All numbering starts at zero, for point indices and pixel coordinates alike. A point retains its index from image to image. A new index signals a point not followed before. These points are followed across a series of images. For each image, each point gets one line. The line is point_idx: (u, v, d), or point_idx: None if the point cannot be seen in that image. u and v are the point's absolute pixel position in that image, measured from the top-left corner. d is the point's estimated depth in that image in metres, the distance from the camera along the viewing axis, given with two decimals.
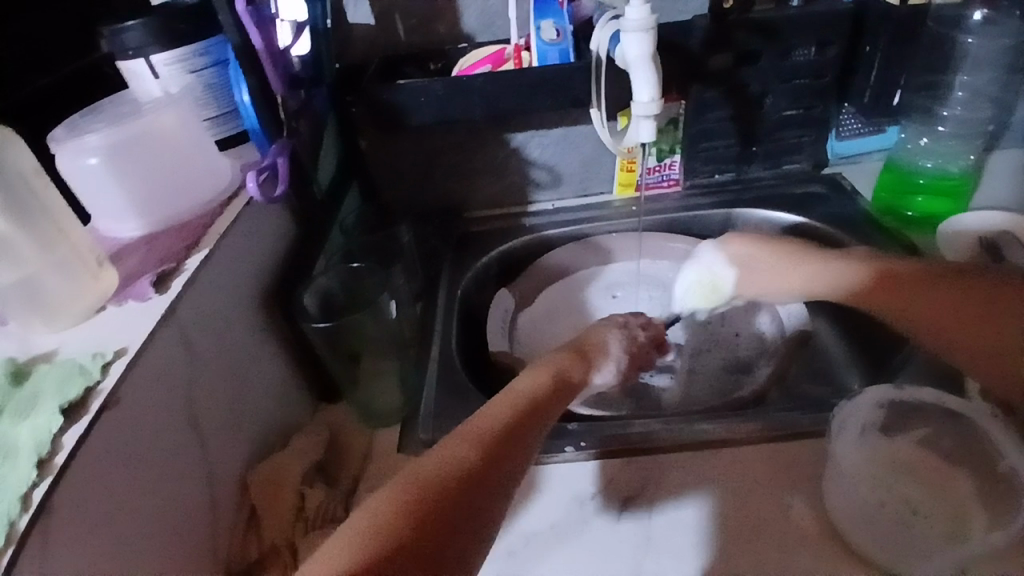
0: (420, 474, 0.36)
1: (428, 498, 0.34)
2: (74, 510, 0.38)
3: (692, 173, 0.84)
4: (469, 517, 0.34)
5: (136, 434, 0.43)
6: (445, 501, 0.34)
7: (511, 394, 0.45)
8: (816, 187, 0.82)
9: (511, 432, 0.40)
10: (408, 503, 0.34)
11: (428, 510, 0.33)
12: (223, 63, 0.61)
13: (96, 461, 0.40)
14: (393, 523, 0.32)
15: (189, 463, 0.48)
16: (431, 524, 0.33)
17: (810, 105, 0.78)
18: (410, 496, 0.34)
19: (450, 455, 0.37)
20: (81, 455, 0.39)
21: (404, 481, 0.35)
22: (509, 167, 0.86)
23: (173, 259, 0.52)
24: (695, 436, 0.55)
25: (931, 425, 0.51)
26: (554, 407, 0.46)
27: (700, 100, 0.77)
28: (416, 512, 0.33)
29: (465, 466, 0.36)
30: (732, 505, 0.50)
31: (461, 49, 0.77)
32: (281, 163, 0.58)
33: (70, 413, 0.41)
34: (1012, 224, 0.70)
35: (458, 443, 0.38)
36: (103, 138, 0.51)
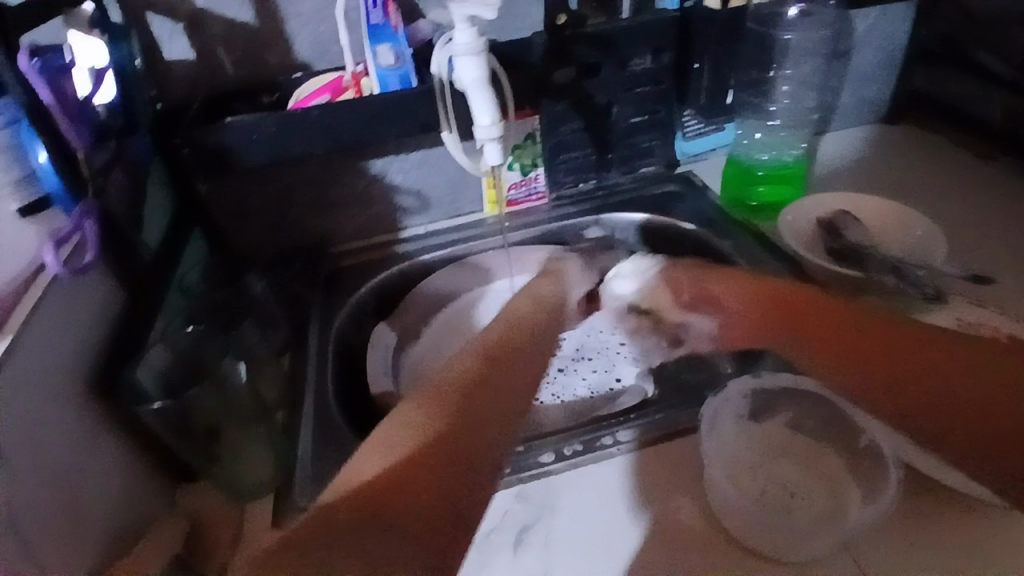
0: (428, 400, 0.46)
1: (442, 416, 0.45)
2: None
3: (556, 185, 0.85)
4: (476, 419, 0.45)
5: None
6: (429, 423, 0.44)
7: (493, 334, 0.54)
8: (671, 186, 0.85)
9: (517, 343, 0.53)
10: (417, 423, 0.44)
11: (454, 414, 0.45)
12: (18, 121, 0.49)
13: None
14: (416, 446, 0.42)
15: None
16: (450, 430, 0.44)
17: (654, 111, 0.82)
18: (422, 420, 0.45)
19: (450, 380, 0.48)
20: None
21: (418, 409, 0.46)
22: (371, 196, 0.82)
23: None
24: (580, 451, 0.54)
25: (795, 408, 0.52)
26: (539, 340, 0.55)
27: (551, 114, 0.78)
28: (426, 430, 0.44)
29: (470, 372, 0.49)
30: (624, 518, 0.50)
31: (298, 79, 0.72)
32: (89, 228, 0.52)
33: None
34: (841, 202, 0.76)
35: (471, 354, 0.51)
36: None
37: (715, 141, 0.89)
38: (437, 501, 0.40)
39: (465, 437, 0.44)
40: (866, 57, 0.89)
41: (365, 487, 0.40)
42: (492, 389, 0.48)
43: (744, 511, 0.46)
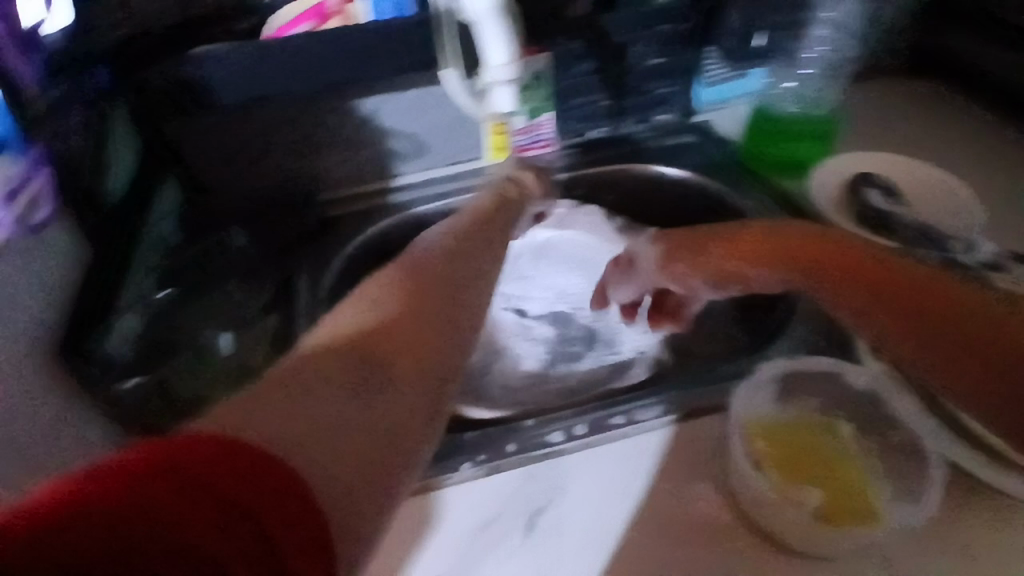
0: (316, 342, 0.33)
1: (365, 344, 0.33)
2: None
3: (565, 132, 0.77)
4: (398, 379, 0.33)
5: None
6: (344, 420, 0.29)
7: (436, 259, 0.43)
8: (689, 137, 0.79)
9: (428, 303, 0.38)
10: (266, 417, 0.27)
11: (363, 347, 0.33)
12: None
13: None
14: (314, 355, 0.32)
15: None
16: (360, 351, 0.33)
17: (675, 53, 0.75)
18: (297, 355, 0.32)
19: (376, 329, 0.34)
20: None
21: (310, 333, 0.35)
22: (362, 138, 0.71)
23: None
24: (588, 427, 0.51)
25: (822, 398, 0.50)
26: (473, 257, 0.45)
27: (563, 53, 0.71)
28: (341, 353, 0.32)
29: (394, 327, 0.35)
30: (641, 504, 0.47)
31: (276, 4, 0.65)
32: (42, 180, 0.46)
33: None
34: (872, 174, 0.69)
35: (401, 298, 0.38)
36: None
37: (736, 89, 0.82)
38: (258, 530, 0.24)
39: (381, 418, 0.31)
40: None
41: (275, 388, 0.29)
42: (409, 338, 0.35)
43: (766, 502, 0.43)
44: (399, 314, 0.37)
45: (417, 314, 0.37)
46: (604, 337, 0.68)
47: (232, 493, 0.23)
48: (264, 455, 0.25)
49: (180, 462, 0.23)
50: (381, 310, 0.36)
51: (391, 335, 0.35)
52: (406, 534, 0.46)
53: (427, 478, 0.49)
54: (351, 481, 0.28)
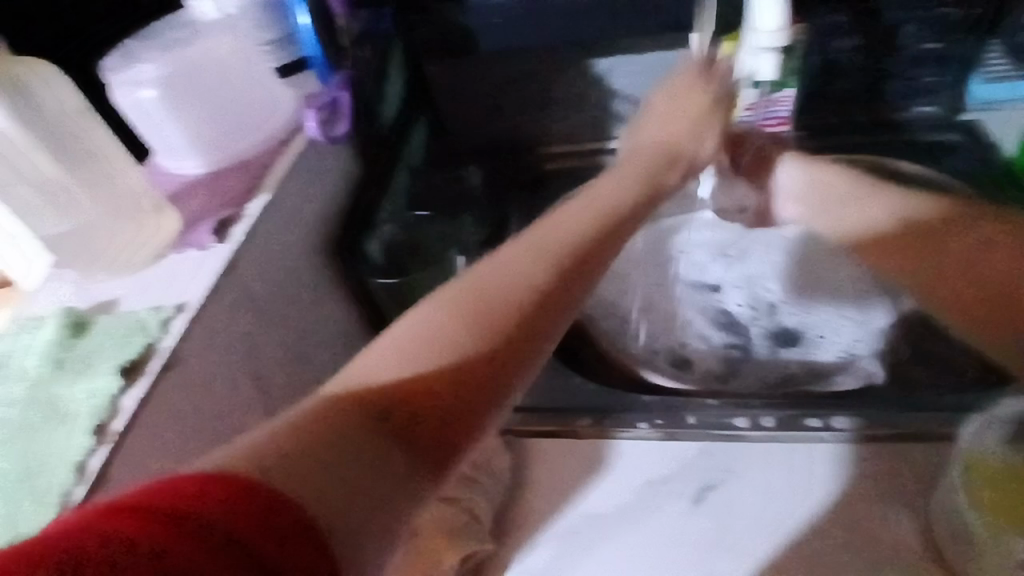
0: (348, 385, 0.34)
1: (390, 396, 0.34)
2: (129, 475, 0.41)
3: (805, 111, 0.73)
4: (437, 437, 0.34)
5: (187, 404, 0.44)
6: (357, 470, 0.30)
7: (512, 271, 0.40)
8: (952, 136, 0.71)
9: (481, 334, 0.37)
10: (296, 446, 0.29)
11: (393, 402, 0.33)
12: None
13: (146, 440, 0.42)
14: (329, 404, 0.32)
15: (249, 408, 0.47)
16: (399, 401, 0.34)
17: (958, 38, 0.66)
18: (333, 398, 0.33)
19: (407, 383, 0.34)
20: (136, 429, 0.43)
21: (346, 373, 0.35)
22: (589, 98, 0.74)
23: (232, 205, 0.54)
24: (776, 420, 0.50)
25: None
26: (570, 253, 0.41)
27: (823, 26, 0.66)
28: (364, 409, 0.32)
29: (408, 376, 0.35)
30: (822, 508, 0.46)
31: None
32: None
33: (126, 373, 0.45)
34: None
35: (451, 325, 0.37)
36: (156, 71, 0.59)
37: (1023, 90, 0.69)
38: (309, 550, 0.26)
39: (377, 493, 0.30)
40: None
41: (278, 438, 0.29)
42: (438, 395, 0.35)
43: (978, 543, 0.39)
44: (470, 352, 0.36)
45: (473, 353, 0.36)
46: (803, 337, 0.65)
47: (279, 516, 0.26)
48: (299, 488, 0.28)
49: (236, 492, 0.26)
50: (429, 355, 0.36)
51: (426, 393, 0.34)
52: (579, 471, 0.50)
53: (603, 425, 0.52)
54: (346, 520, 0.28)
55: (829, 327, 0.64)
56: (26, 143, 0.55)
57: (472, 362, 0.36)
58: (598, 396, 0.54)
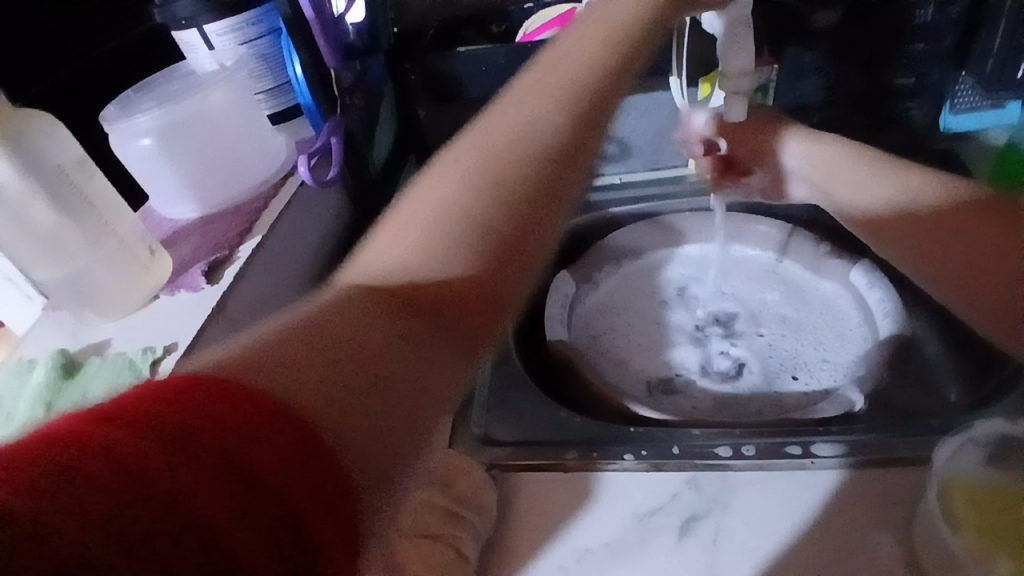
0: (358, 282, 0.34)
1: (392, 304, 0.33)
2: None
3: None
4: (433, 346, 0.32)
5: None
6: (385, 359, 0.30)
7: (509, 132, 0.42)
8: (921, 164, 0.73)
9: (488, 233, 0.38)
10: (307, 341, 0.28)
11: (371, 329, 0.30)
12: (277, 34, 0.57)
13: None
14: (316, 310, 0.31)
15: None
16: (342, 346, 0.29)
17: (923, 72, 0.69)
18: (337, 297, 0.32)
19: (415, 282, 0.35)
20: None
21: (359, 269, 0.36)
22: None
23: (224, 247, 0.50)
24: (761, 449, 0.50)
25: None
26: (569, 108, 0.44)
27: (795, 64, 0.69)
28: (376, 314, 0.31)
29: (420, 277, 0.35)
30: (807, 539, 0.45)
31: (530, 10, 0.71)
32: (334, 144, 0.56)
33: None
34: None
35: (453, 217, 0.38)
36: (152, 120, 0.51)
37: (988, 120, 0.72)
38: (311, 444, 0.24)
39: (391, 396, 0.29)
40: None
41: (273, 342, 0.28)
42: (440, 311, 0.34)
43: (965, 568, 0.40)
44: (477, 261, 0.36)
45: (490, 215, 0.38)
46: (800, 369, 0.64)
47: (274, 413, 0.24)
48: (307, 385, 0.26)
49: (193, 393, 0.23)
50: (467, 233, 0.37)
51: (437, 305, 0.34)
52: (565, 504, 0.50)
53: (592, 458, 0.53)
54: (375, 421, 0.27)
55: (822, 356, 0.65)
56: (29, 185, 0.43)
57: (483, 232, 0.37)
58: (584, 429, 0.56)
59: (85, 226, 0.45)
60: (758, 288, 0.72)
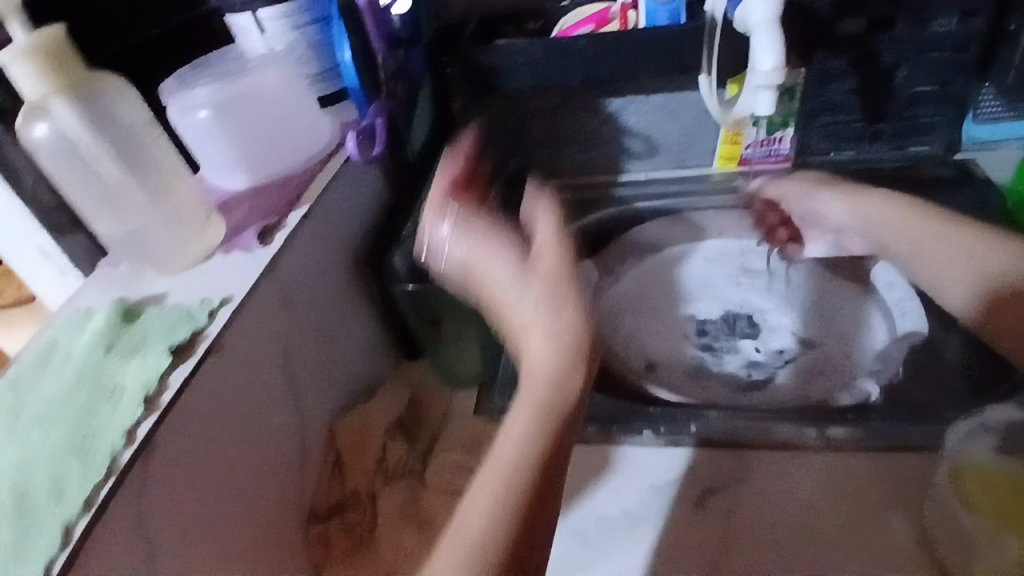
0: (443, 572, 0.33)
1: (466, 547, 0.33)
2: (173, 447, 0.39)
3: (804, 148, 0.76)
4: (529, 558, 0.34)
5: (230, 379, 0.44)
6: None
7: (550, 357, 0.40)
8: (946, 173, 0.74)
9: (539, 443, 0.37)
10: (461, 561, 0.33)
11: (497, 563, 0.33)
12: (326, 20, 0.61)
13: (184, 424, 0.39)
14: None
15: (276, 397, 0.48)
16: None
17: (950, 80, 0.70)
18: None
19: (489, 528, 0.34)
20: (188, 397, 0.40)
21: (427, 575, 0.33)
22: (601, 135, 0.81)
23: (275, 214, 0.53)
24: (777, 431, 0.52)
25: None
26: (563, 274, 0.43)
27: (824, 68, 0.70)
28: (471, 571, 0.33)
29: (502, 520, 0.34)
30: (817, 515, 0.47)
31: (564, 9, 0.73)
32: (379, 124, 0.60)
33: (180, 354, 0.42)
34: None
35: (511, 452, 0.36)
36: (208, 94, 0.55)
37: (1013, 130, 0.75)
38: None
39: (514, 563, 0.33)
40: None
41: None
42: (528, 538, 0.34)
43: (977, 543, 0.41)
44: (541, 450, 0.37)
45: (545, 419, 0.38)
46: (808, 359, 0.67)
47: None
48: None
49: None
50: (527, 483, 0.35)
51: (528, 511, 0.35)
52: (584, 475, 0.52)
53: (610, 431, 0.54)
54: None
55: (832, 351, 0.67)
56: (98, 141, 0.47)
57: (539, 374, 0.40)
58: (602, 407, 0.57)
59: (147, 185, 0.49)
60: (768, 280, 0.74)
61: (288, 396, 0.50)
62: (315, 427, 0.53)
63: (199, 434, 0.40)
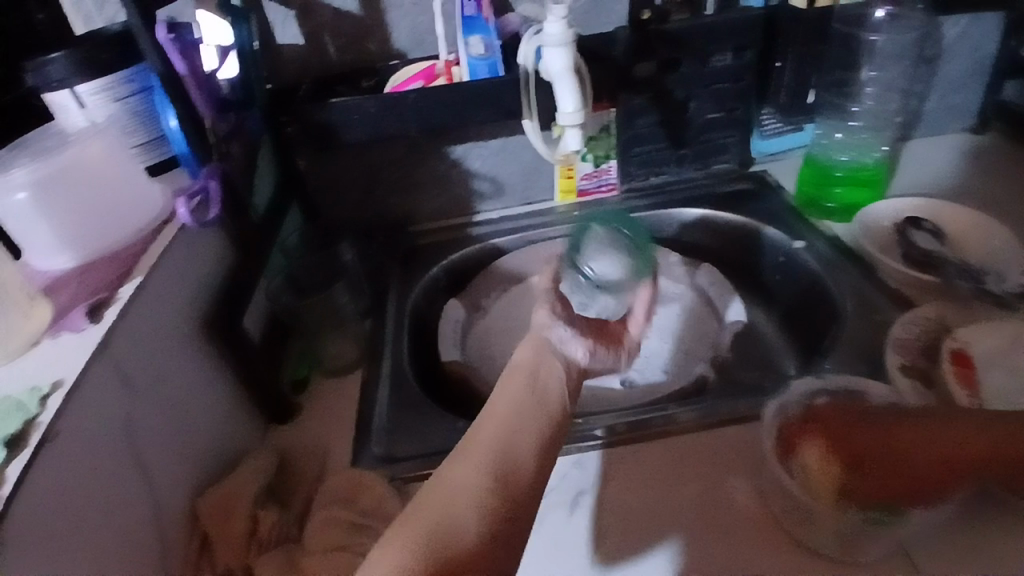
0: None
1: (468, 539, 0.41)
2: (19, 545, 0.36)
3: (627, 177, 0.86)
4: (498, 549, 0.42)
5: (72, 469, 0.41)
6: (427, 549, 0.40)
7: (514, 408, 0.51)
8: (743, 184, 0.87)
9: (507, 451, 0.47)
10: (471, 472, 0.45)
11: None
12: (148, 90, 0.60)
13: (28, 517, 0.37)
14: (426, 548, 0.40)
15: (131, 484, 0.46)
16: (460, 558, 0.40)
17: (732, 107, 0.83)
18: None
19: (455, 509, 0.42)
20: (27, 492, 0.38)
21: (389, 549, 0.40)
22: (450, 179, 0.85)
23: (106, 289, 0.51)
24: (634, 427, 0.57)
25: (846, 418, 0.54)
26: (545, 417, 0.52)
27: (629, 106, 0.80)
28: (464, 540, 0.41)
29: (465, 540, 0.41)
30: (675, 494, 0.52)
31: (396, 67, 0.77)
32: (213, 187, 0.59)
33: (10, 448, 0.39)
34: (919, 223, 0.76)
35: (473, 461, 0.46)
36: (28, 173, 0.51)
37: (789, 142, 0.90)
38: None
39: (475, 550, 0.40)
40: (959, 30, 0.84)
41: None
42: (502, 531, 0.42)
43: (811, 506, 0.47)
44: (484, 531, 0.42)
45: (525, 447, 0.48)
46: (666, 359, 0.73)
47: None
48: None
49: None
50: (486, 489, 0.44)
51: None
52: None
53: None
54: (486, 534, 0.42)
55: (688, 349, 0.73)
56: None
57: (553, 406, 0.53)
58: None
59: None
60: None
61: (141, 478, 0.47)
62: (173, 507, 0.50)
63: (48, 528, 0.38)
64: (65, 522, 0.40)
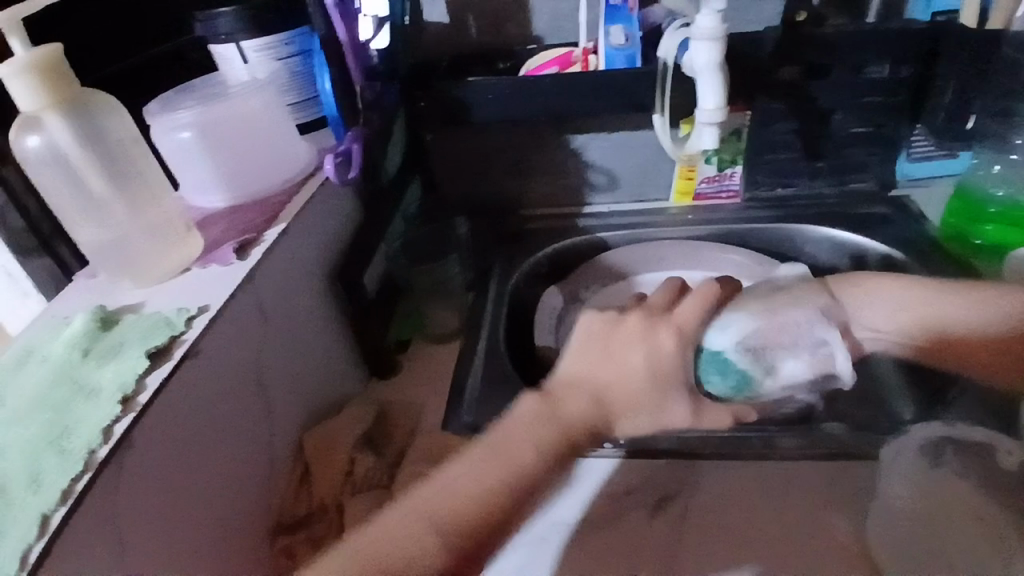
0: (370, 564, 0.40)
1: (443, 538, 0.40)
2: (147, 450, 0.41)
3: (753, 185, 0.82)
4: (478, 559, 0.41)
5: (201, 391, 0.46)
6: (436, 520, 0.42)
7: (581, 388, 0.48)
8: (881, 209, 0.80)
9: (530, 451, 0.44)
10: (479, 475, 0.43)
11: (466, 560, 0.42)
12: (307, 53, 0.64)
13: (159, 424, 0.42)
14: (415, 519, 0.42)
15: (250, 409, 0.50)
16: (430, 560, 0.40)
17: (881, 124, 0.77)
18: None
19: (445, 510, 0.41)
20: (163, 396, 0.43)
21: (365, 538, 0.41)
22: (566, 167, 0.85)
23: (252, 231, 0.56)
24: (730, 443, 0.54)
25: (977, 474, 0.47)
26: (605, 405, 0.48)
27: (765, 111, 0.76)
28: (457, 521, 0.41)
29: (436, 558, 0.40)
30: (763, 518, 0.50)
31: (531, 51, 0.78)
32: (356, 149, 0.63)
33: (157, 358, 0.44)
34: None
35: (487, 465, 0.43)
36: (193, 115, 0.57)
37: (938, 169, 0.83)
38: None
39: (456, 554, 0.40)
40: None
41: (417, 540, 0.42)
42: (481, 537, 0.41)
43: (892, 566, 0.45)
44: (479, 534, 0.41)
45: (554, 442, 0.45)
46: None
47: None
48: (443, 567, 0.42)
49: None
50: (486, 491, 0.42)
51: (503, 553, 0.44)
52: None
53: None
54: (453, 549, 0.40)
55: None
56: (86, 155, 0.49)
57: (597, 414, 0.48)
58: None
59: (133, 200, 0.52)
60: None
61: (260, 404, 0.51)
62: (283, 437, 0.54)
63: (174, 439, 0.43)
64: (189, 436, 0.44)
